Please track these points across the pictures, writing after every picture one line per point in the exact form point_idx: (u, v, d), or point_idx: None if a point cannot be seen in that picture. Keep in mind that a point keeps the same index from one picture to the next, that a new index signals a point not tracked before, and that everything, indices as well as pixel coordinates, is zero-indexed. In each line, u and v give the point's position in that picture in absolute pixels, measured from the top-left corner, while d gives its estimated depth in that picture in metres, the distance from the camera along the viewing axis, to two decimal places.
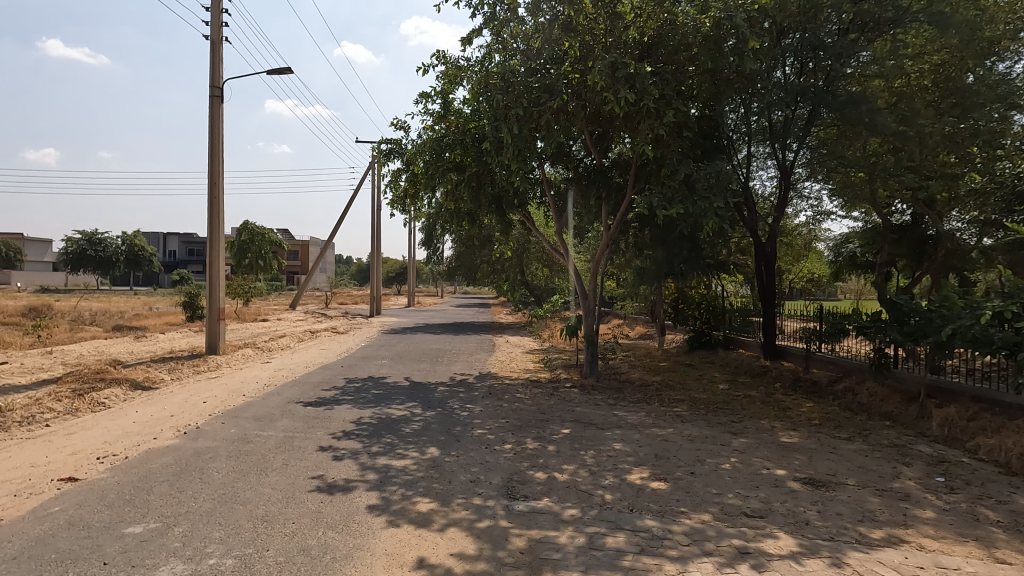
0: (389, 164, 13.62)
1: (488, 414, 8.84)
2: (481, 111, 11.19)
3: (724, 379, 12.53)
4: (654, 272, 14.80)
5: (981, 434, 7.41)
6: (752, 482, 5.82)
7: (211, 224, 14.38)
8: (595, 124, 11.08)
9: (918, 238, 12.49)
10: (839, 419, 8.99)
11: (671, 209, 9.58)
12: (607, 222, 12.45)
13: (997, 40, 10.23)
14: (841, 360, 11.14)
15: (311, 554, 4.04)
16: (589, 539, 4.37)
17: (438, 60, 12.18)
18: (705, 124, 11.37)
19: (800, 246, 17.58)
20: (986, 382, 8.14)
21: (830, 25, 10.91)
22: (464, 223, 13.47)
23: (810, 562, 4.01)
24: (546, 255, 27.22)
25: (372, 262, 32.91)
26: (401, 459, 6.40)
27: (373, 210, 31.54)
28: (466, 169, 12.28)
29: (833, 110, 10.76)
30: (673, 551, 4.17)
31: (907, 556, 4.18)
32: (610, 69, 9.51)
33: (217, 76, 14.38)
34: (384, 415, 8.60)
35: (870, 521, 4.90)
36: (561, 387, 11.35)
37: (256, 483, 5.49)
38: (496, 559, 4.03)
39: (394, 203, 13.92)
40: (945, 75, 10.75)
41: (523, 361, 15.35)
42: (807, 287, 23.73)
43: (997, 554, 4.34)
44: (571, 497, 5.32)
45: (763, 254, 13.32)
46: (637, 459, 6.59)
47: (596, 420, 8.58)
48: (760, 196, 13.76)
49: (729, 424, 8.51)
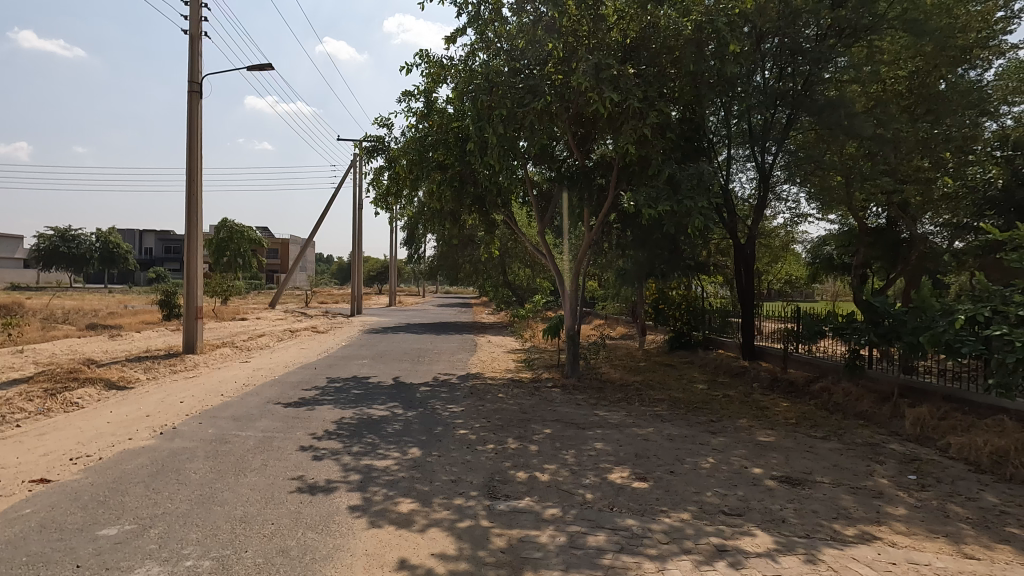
0: (371, 161, 13.55)
1: (469, 414, 8.84)
2: (464, 109, 11.07)
3: (703, 379, 12.66)
4: (636, 274, 14.91)
5: (952, 433, 7.57)
6: (731, 481, 5.91)
7: (188, 222, 14.15)
8: (579, 125, 11.20)
9: (893, 241, 12.99)
10: (814, 418, 9.14)
11: (656, 209, 9.57)
12: (589, 223, 12.48)
13: (970, 48, 10.52)
14: (818, 359, 11.34)
15: (290, 555, 4.01)
16: (569, 538, 4.40)
17: (421, 59, 12.13)
18: (687, 127, 11.37)
19: (778, 247, 17.88)
20: (957, 382, 8.33)
21: (808, 30, 11.04)
22: (446, 222, 13.51)
23: (786, 559, 4.08)
24: (527, 255, 27.35)
25: (354, 262, 32.64)
26: (383, 459, 6.37)
27: (354, 208, 31.35)
28: (448, 168, 12.20)
29: (812, 114, 11.05)
30: (653, 549, 4.22)
31: (880, 552, 4.27)
32: (593, 71, 9.53)
33: (196, 70, 14.18)
34: (365, 415, 8.56)
35: (844, 518, 5.00)
36: (543, 386, 11.43)
37: (233, 484, 5.43)
38: (477, 558, 4.05)
39: (377, 202, 13.84)
40: (918, 82, 11.07)
41: (505, 360, 15.44)
42: (787, 287, 23.91)
43: (965, 550, 4.46)
44: (552, 497, 5.35)
45: (743, 255, 13.51)
46: (618, 459, 6.63)
47: (577, 419, 8.64)
48: (739, 199, 13.91)
49: (708, 423, 8.62)
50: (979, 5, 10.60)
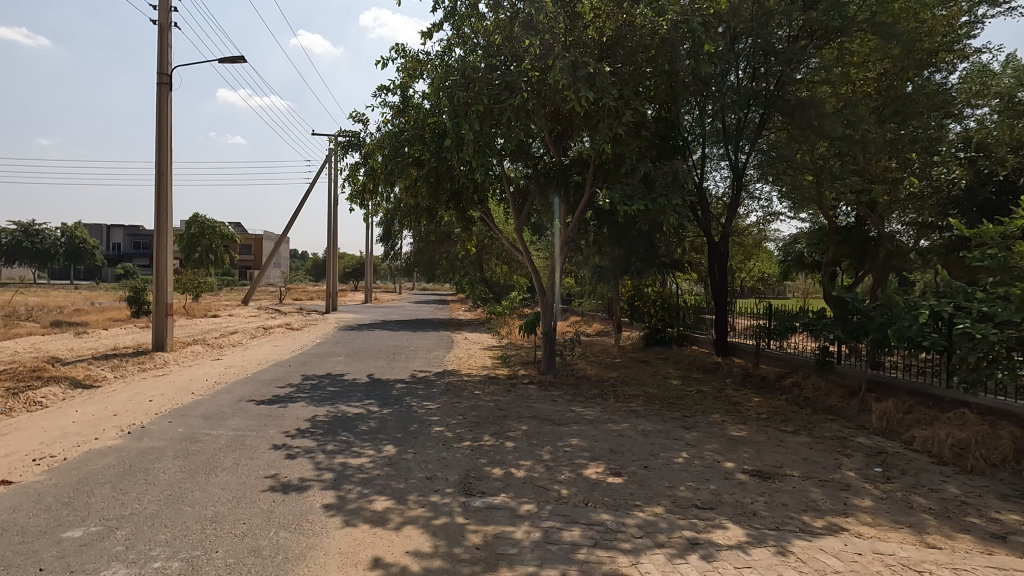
0: (347, 157, 13.42)
1: (445, 411, 8.81)
2: (440, 105, 11.00)
3: (678, 375, 12.81)
4: (611, 271, 15.02)
5: (916, 426, 7.77)
6: (703, 475, 6.00)
7: (157, 217, 13.85)
8: (555, 122, 11.19)
9: (861, 240, 13.19)
10: (785, 413, 9.32)
11: (632, 207, 9.64)
12: (566, 220, 12.55)
13: (936, 51, 10.78)
14: (789, 356, 11.55)
15: (262, 554, 3.96)
16: (544, 534, 4.42)
17: (397, 54, 12.04)
18: (663, 125, 11.50)
19: (751, 245, 18.22)
20: (921, 377, 8.56)
21: (781, 31, 11.14)
22: (422, 219, 13.43)
23: (757, 551, 4.16)
24: (504, 252, 27.38)
25: (330, 258, 32.28)
26: (357, 457, 6.32)
27: (329, 203, 30.98)
28: (425, 164, 12.13)
29: (784, 114, 11.22)
30: (627, 543, 4.26)
31: (846, 543, 4.37)
32: (570, 69, 9.55)
33: (166, 62, 13.86)
34: (340, 412, 8.47)
35: (813, 510, 5.11)
36: (519, 383, 11.45)
37: (204, 483, 5.34)
38: (452, 555, 4.04)
39: (353, 198, 13.69)
40: (886, 83, 11.22)
41: (482, 357, 15.43)
42: (759, 284, 24.33)
43: (927, 539, 4.60)
44: (528, 493, 5.37)
45: (716, 253, 13.67)
46: (593, 454, 6.68)
47: (553, 415, 8.68)
48: (714, 197, 14.19)
49: (681, 419, 8.73)
50: (944, 9, 10.81)
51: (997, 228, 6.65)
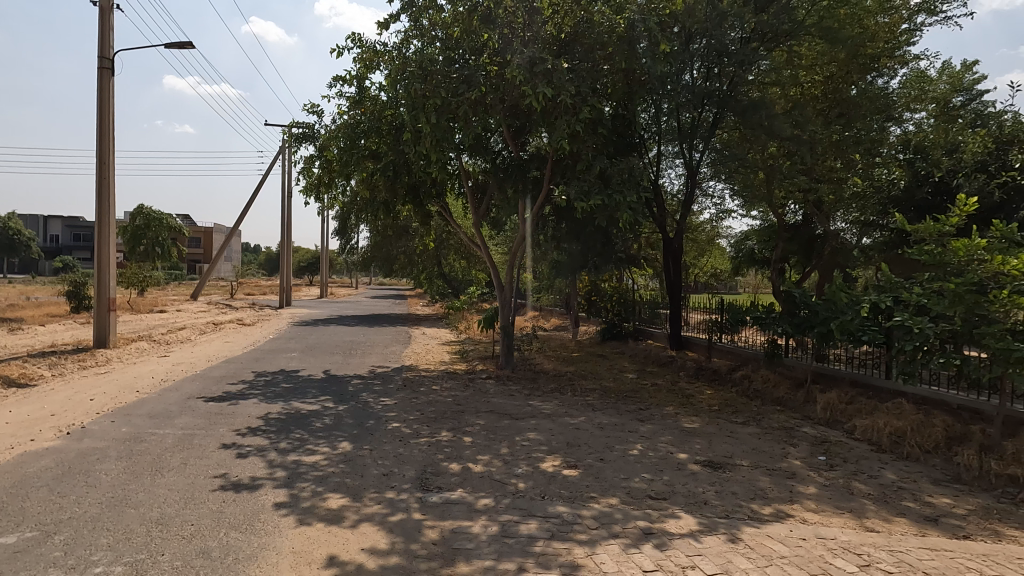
0: (301, 149, 13.11)
1: (402, 406, 8.74)
2: (397, 98, 10.85)
3: (633, 368, 13.05)
4: (570, 266, 15.28)
5: (858, 416, 8.13)
6: (657, 466, 6.13)
7: (98, 208, 13.24)
8: (514, 117, 11.19)
9: (808, 238, 13.90)
10: (735, 404, 9.61)
11: (589, 203, 9.74)
12: (524, 215, 12.57)
13: (878, 56, 11.33)
14: (739, 349, 11.89)
15: (211, 556, 3.85)
16: (501, 527, 4.44)
17: (354, 43, 11.81)
18: (619, 123, 11.65)
19: (704, 242, 18.66)
20: (862, 368, 8.96)
21: (734, 32, 11.22)
22: (380, 213, 13.25)
23: (708, 539, 4.28)
24: (463, 247, 27.31)
25: (284, 251, 31.54)
26: (312, 454, 6.21)
27: (283, 195, 30.21)
28: (382, 157, 11.97)
29: (736, 114, 11.49)
30: (582, 534, 4.32)
31: (791, 529, 4.54)
32: (528, 64, 9.55)
33: (107, 45, 13.24)
34: (294, 409, 8.30)
35: (761, 498, 5.29)
36: (477, 378, 11.45)
37: (150, 484, 5.15)
38: (409, 552, 4.02)
39: (307, 191, 13.39)
40: (832, 86, 11.84)
41: (440, 352, 15.36)
42: (711, 279, 24.98)
43: (867, 523, 4.82)
44: (485, 487, 5.38)
45: (671, 249, 13.95)
46: (550, 448, 6.74)
47: (510, 409, 8.71)
48: (669, 194, 14.53)
49: (636, 411, 8.90)
50: (887, 16, 11.36)
51: (937, 223, 6.91)
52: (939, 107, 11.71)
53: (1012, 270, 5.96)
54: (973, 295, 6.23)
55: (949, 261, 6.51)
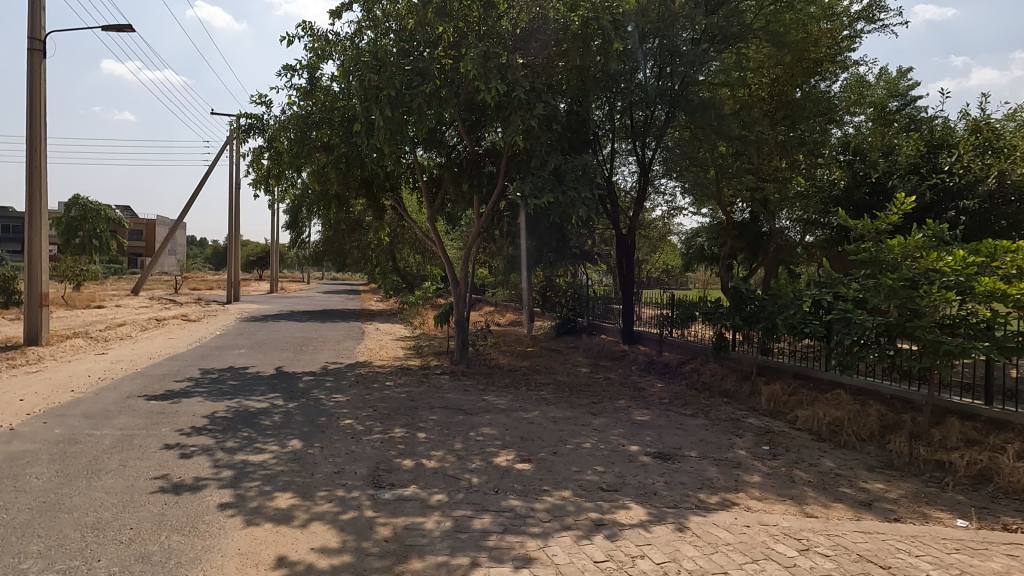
0: (249, 140, 12.71)
1: (354, 403, 8.61)
2: (350, 90, 10.65)
3: (587, 363, 13.23)
4: (525, 261, 15.42)
5: (799, 406, 8.46)
6: (609, 458, 6.24)
7: (29, 198, 12.53)
8: (469, 112, 11.13)
9: (755, 234, 14.16)
10: (685, 397, 9.86)
11: (543, 199, 9.78)
12: (479, 211, 12.53)
13: (821, 61, 11.80)
14: (689, 343, 12.20)
15: (152, 561, 3.71)
16: (455, 523, 4.44)
17: (304, 32, 11.52)
18: (574, 120, 11.74)
19: (656, 238, 19.03)
20: (804, 361, 9.33)
21: (685, 33, 11.44)
22: (332, 206, 13.00)
23: (657, 528, 4.38)
24: (418, 242, 27.10)
25: (231, 245, 30.57)
26: (260, 453, 6.06)
27: (231, 187, 29.26)
28: (334, 149, 11.72)
29: (687, 113, 11.69)
30: (536, 527, 4.36)
31: (736, 516, 4.70)
32: (482, 59, 9.51)
33: (38, 26, 12.52)
34: (241, 407, 8.06)
35: (708, 488, 5.45)
36: (432, 373, 11.38)
37: (85, 488, 4.92)
38: (360, 550, 3.97)
39: (256, 183, 13.01)
40: (778, 89, 12.24)
41: (393, 348, 15.21)
42: (663, 275, 25.55)
43: (807, 509, 5.02)
44: (438, 482, 5.36)
45: (624, 245, 14.18)
46: (504, 442, 6.77)
47: (465, 405, 8.70)
48: (623, 190, 14.79)
49: (589, 405, 9.02)
50: (828, 23, 11.86)
51: (875, 223, 7.30)
52: (877, 111, 12.24)
53: (943, 266, 6.39)
54: (906, 290, 6.59)
55: (885, 258, 6.91)
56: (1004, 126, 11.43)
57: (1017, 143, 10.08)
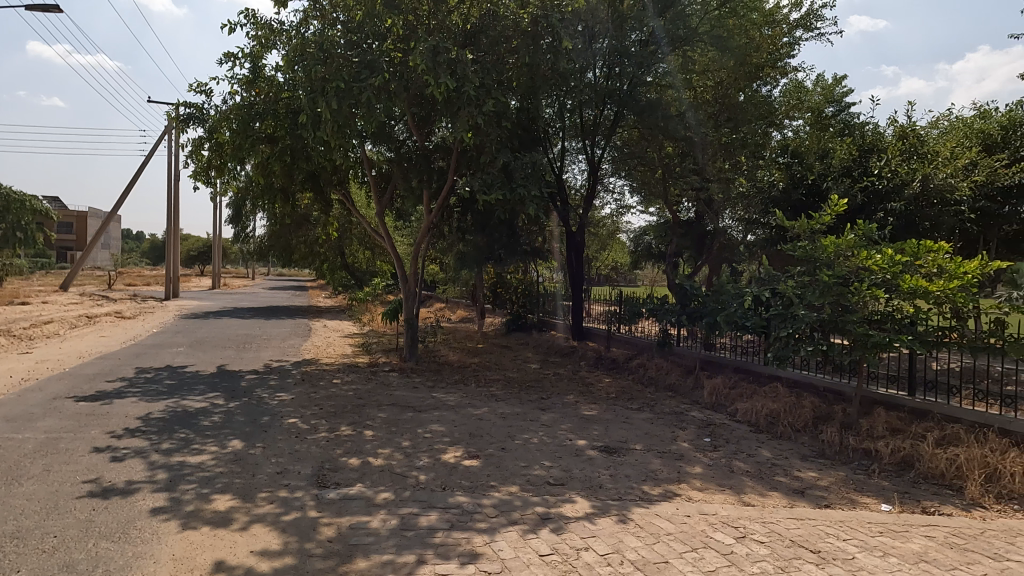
0: (188, 130, 12.22)
1: (299, 401, 8.42)
2: (296, 81, 10.34)
3: (536, 359, 13.34)
4: (474, 258, 15.13)
5: (739, 399, 8.76)
6: (556, 453, 6.31)
7: None
8: (418, 106, 10.95)
9: (699, 233, 14.47)
10: (631, 392, 10.06)
11: (492, 195, 9.77)
12: (429, 206, 12.43)
13: (762, 66, 12.20)
14: (635, 339, 12.45)
15: (78, 570, 3.54)
16: (401, 521, 4.40)
17: (247, 19, 11.13)
18: (524, 117, 11.74)
19: (604, 236, 19.29)
20: (744, 355, 9.68)
21: (633, 35, 11.66)
22: (277, 200, 12.64)
23: (601, 521, 4.46)
24: (367, 238, 26.69)
25: (169, 239, 29.35)
26: (199, 454, 5.85)
27: (169, 179, 28.07)
28: (278, 141, 11.40)
29: (635, 113, 11.97)
30: (482, 523, 4.37)
31: (678, 507, 4.83)
32: (431, 53, 9.41)
33: None
34: (178, 408, 7.76)
35: (652, 480, 5.59)
36: (380, 370, 11.23)
37: (4, 495, 4.65)
38: (303, 551, 3.89)
39: (196, 175, 12.51)
40: (722, 92, 12.51)
41: (341, 345, 14.94)
42: (612, 272, 25.99)
43: (744, 498, 5.22)
44: (385, 481, 5.31)
45: (574, 243, 14.35)
46: (452, 439, 6.76)
47: (414, 402, 8.63)
48: (573, 188, 14.96)
49: (538, 401, 9.10)
50: (769, 30, 12.32)
51: (810, 223, 7.58)
52: (814, 115, 12.75)
53: (872, 264, 6.70)
54: (839, 286, 6.86)
55: (819, 256, 7.16)
56: (929, 133, 12.10)
57: (941, 150, 10.72)
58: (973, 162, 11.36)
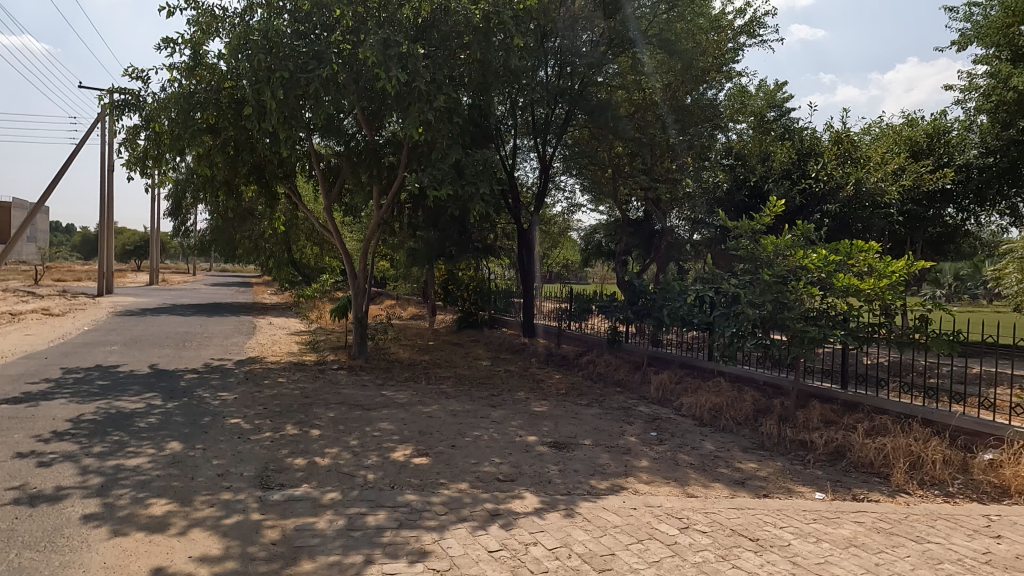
0: (122, 118, 11.65)
1: (242, 401, 8.16)
2: (239, 70, 9.90)
3: (487, 356, 13.34)
4: (425, 255, 14.75)
5: (685, 394, 9.00)
6: (506, 449, 6.34)
7: None
8: (368, 99, 10.63)
9: (648, 232, 14.91)
10: (581, 388, 10.19)
11: (443, 192, 9.69)
12: (379, 202, 12.25)
13: (707, 70, 12.51)
14: (585, 336, 12.62)
15: None
16: (348, 521, 4.33)
17: (188, 4, 10.69)
18: (476, 113, 11.74)
19: (556, 234, 19.49)
20: (690, 352, 9.96)
21: (585, 35, 11.92)
22: (220, 193, 12.19)
23: (550, 515, 4.51)
24: (315, 233, 26.09)
25: (102, 232, 27.93)
26: (134, 458, 5.60)
27: (102, 169, 26.70)
28: (221, 132, 11.00)
29: (586, 113, 12.13)
30: (432, 521, 4.35)
31: (624, 500, 4.93)
32: (382, 46, 9.25)
33: None
34: (112, 409, 7.40)
35: (600, 474, 5.68)
36: (328, 369, 11.00)
37: None
38: (246, 555, 3.78)
39: (131, 164, 11.95)
40: (670, 94, 12.72)
41: (287, 342, 14.56)
42: (563, 270, 26.26)
43: (688, 490, 5.37)
44: (332, 480, 5.21)
45: (526, 240, 14.35)
46: (401, 437, 6.69)
47: (362, 400, 8.50)
48: (524, 185, 15.03)
49: (489, 398, 9.11)
50: (716, 35, 12.66)
51: (752, 223, 7.85)
52: (757, 120, 13.08)
53: (809, 263, 7.02)
54: (778, 285, 7.18)
55: (760, 255, 7.46)
56: (861, 139, 12.63)
57: (872, 156, 11.27)
58: (902, 167, 11.79)
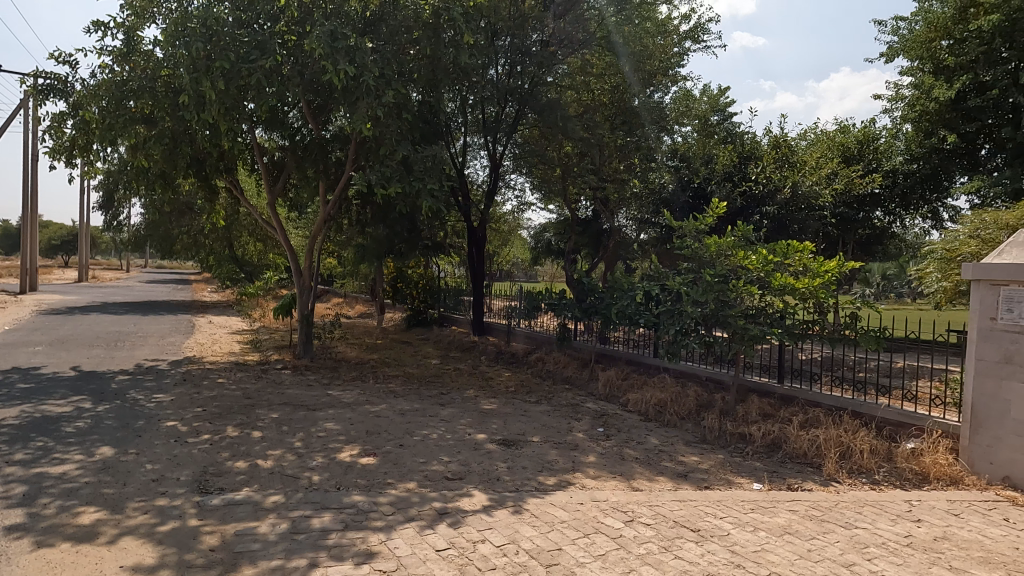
0: (47, 104, 10.98)
1: (179, 403, 7.84)
2: (176, 59, 9.44)
3: (436, 355, 13.25)
4: (374, 251, 14.66)
5: (631, 390, 9.19)
6: (455, 448, 6.32)
7: None
8: (314, 92, 10.39)
9: (596, 231, 15.17)
10: (530, 385, 10.25)
11: (391, 189, 9.56)
12: (325, 198, 11.99)
13: (654, 74, 12.42)
14: (535, 333, 12.71)
15: None
16: (292, 524, 4.23)
17: None
18: (426, 109, 11.66)
19: (506, 231, 19.63)
20: (636, 349, 10.19)
21: (534, 36, 12.20)
22: (155, 186, 11.66)
23: (498, 513, 4.53)
24: (259, 229, 25.31)
25: (26, 226, 26.29)
26: (60, 464, 5.30)
27: (26, 159, 25.16)
28: (156, 123, 10.51)
29: (536, 112, 12.15)
30: (378, 521, 4.30)
31: (572, 495, 5.00)
32: (329, 38, 9.05)
33: None
34: (35, 413, 6.98)
35: (548, 470, 5.74)
36: (271, 369, 10.69)
37: None
38: (182, 563, 3.64)
39: (56, 153, 11.29)
40: (616, 96, 12.65)
41: (228, 342, 14.06)
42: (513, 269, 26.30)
43: (633, 484, 5.49)
44: (275, 483, 5.08)
45: (477, 238, 14.31)
46: (348, 437, 6.57)
47: (307, 401, 8.31)
48: (474, 183, 15.02)
49: (438, 396, 9.05)
50: (662, 39, 12.62)
51: (695, 223, 8.06)
52: (700, 123, 13.30)
53: (748, 263, 7.31)
54: (719, 283, 7.46)
55: (703, 255, 7.76)
56: (798, 145, 13.01)
57: (808, 161, 11.75)
58: (835, 172, 12.25)
